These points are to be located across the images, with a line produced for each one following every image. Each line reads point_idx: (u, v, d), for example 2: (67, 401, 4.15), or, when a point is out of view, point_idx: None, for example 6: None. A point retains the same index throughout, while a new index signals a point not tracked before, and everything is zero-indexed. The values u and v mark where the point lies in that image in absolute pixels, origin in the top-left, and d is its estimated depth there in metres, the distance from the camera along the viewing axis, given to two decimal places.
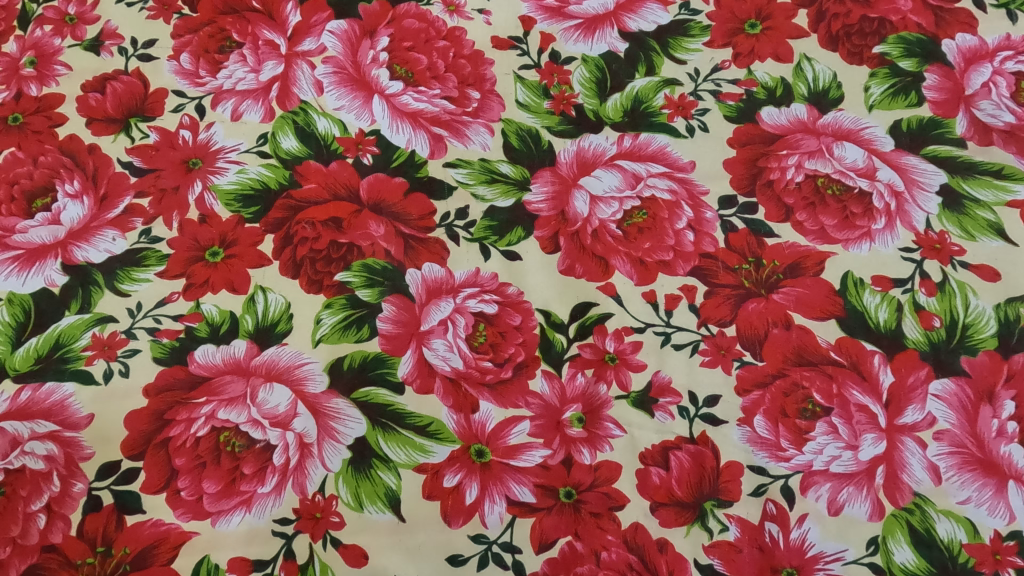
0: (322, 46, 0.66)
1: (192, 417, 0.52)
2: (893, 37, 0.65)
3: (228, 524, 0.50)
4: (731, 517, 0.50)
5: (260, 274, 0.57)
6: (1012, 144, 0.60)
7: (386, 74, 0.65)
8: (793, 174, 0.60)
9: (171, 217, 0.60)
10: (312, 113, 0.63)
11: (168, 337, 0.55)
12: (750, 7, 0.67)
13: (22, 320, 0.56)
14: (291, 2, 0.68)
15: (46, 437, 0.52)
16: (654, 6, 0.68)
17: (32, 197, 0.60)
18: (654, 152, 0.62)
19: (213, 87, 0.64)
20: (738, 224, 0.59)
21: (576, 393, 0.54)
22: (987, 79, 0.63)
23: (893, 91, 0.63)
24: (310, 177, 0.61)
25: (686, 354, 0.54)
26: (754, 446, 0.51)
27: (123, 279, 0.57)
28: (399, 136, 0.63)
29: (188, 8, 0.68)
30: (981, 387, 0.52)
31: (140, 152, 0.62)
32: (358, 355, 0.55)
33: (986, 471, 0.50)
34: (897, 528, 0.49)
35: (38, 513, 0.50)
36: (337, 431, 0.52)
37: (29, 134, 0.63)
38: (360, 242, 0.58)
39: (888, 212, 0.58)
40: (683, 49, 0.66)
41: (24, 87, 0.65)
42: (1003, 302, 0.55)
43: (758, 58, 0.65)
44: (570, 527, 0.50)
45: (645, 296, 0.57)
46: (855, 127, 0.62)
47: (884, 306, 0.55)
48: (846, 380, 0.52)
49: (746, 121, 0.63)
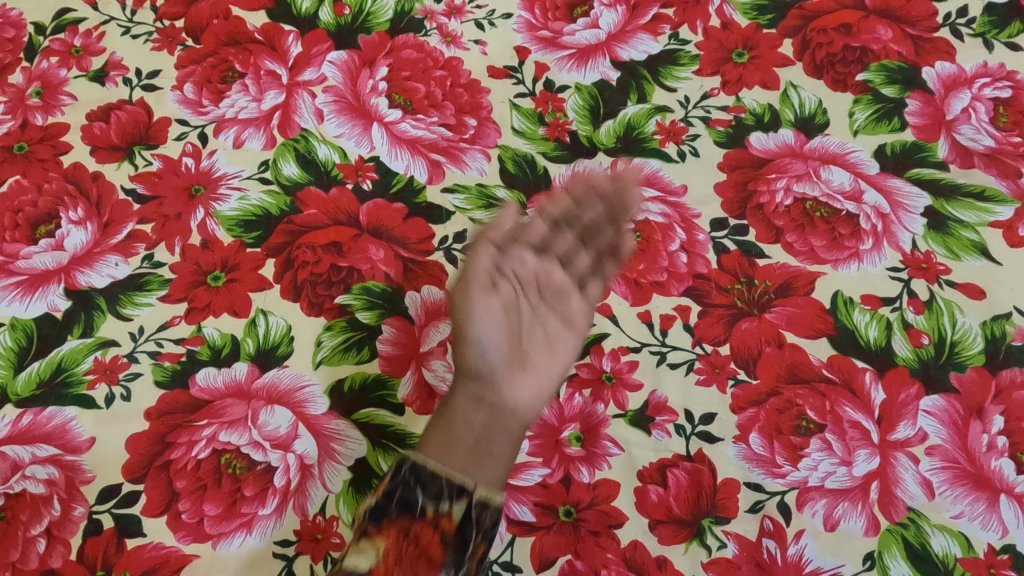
0: (322, 76, 0.68)
1: (193, 439, 0.52)
2: (875, 66, 0.67)
3: (229, 546, 0.50)
4: (729, 534, 0.50)
5: (261, 297, 0.58)
6: (993, 166, 0.62)
7: (385, 103, 0.67)
8: (782, 197, 0.61)
9: (173, 242, 0.61)
10: (312, 140, 0.65)
11: (170, 361, 0.56)
12: (737, 36, 0.70)
13: (25, 345, 0.56)
14: (293, 34, 0.70)
15: (47, 460, 0.52)
16: (644, 36, 0.70)
17: (36, 223, 0.61)
18: (647, 176, 0.64)
19: (216, 116, 0.66)
20: (729, 245, 0.60)
21: (574, 412, 0.54)
22: (967, 104, 0.65)
23: (876, 117, 0.65)
24: (311, 203, 0.62)
25: (682, 372, 0.55)
26: (751, 463, 0.52)
27: (125, 303, 0.58)
28: (398, 162, 0.64)
29: (191, 40, 0.70)
30: (970, 403, 0.53)
31: (144, 179, 0.63)
32: (358, 376, 0.56)
33: (978, 486, 0.50)
34: (892, 543, 0.49)
35: (39, 537, 0.50)
36: (337, 453, 0.53)
37: (34, 162, 0.64)
38: (360, 265, 0.59)
39: (875, 233, 0.60)
40: (673, 78, 0.68)
41: (30, 117, 0.66)
42: (988, 319, 0.56)
43: (745, 86, 0.67)
44: (570, 545, 0.50)
45: (640, 316, 0.58)
46: (841, 151, 0.64)
47: (874, 324, 0.56)
48: (839, 397, 0.53)
49: (735, 146, 0.65)
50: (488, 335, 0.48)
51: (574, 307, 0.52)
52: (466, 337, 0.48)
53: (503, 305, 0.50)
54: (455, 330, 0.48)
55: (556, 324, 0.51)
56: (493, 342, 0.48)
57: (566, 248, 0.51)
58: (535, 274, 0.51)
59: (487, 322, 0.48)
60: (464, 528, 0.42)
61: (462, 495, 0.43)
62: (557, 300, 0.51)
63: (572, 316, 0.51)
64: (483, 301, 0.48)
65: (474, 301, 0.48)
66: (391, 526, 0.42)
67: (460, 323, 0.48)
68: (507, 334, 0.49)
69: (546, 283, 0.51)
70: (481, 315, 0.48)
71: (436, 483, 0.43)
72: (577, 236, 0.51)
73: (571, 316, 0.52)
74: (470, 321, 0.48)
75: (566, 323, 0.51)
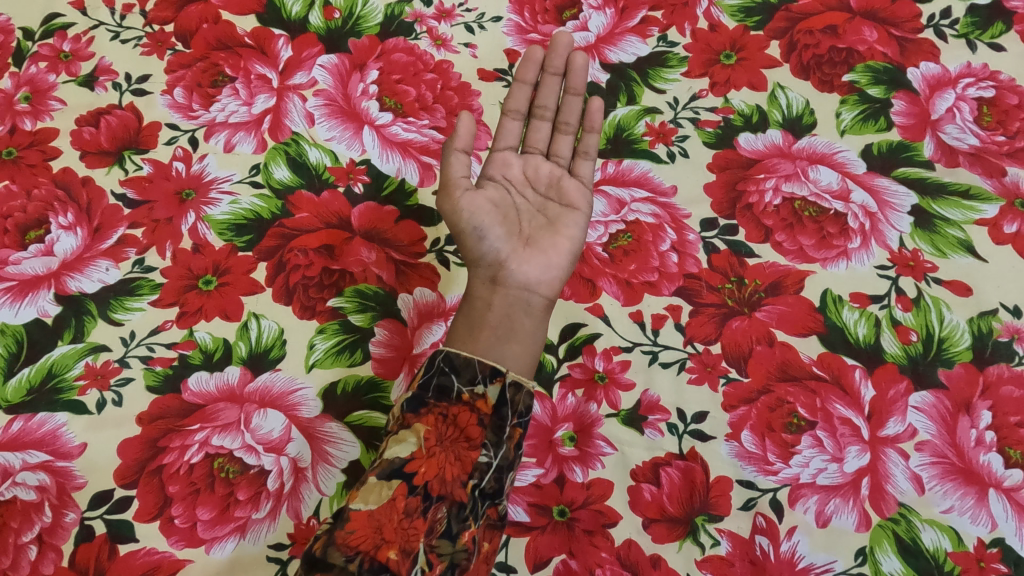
0: (313, 79, 0.68)
1: (186, 443, 0.52)
2: (861, 66, 0.68)
3: (223, 551, 0.50)
4: (722, 532, 0.50)
5: (254, 301, 0.58)
6: (978, 165, 0.63)
7: (376, 106, 0.67)
8: (771, 197, 0.62)
9: (164, 246, 0.60)
10: (303, 144, 0.65)
11: (162, 365, 0.55)
12: (725, 38, 0.70)
13: (15, 350, 0.56)
14: (283, 38, 0.70)
15: (38, 467, 0.52)
16: (633, 38, 0.71)
17: (26, 229, 0.61)
18: (637, 177, 0.64)
19: (207, 120, 0.66)
20: (720, 245, 0.61)
21: (567, 412, 0.55)
22: (951, 104, 0.66)
23: (863, 117, 0.66)
24: (302, 206, 0.62)
25: (674, 371, 0.56)
26: (743, 461, 0.52)
27: (116, 308, 0.58)
28: (390, 164, 0.64)
29: (181, 44, 0.70)
30: (958, 398, 0.53)
31: (134, 183, 0.63)
32: (351, 379, 0.56)
33: (967, 480, 0.51)
34: (884, 539, 0.50)
35: (30, 544, 0.50)
36: (330, 455, 0.53)
37: (23, 168, 0.64)
38: (353, 268, 0.59)
39: (863, 232, 0.60)
40: (662, 80, 0.69)
41: (19, 122, 0.66)
42: (975, 316, 0.57)
43: (733, 87, 0.68)
44: (564, 545, 0.50)
45: (632, 316, 0.58)
46: (828, 151, 0.64)
47: (863, 321, 0.57)
48: (829, 395, 0.54)
49: (724, 146, 0.65)
50: (484, 223, 0.53)
51: (569, 190, 0.58)
52: (464, 229, 0.53)
53: (494, 200, 0.55)
54: (455, 228, 0.54)
55: (559, 216, 0.57)
56: (492, 227, 0.53)
57: (542, 141, 0.60)
58: (523, 172, 0.59)
59: (483, 214, 0.54)
60: (500, 408, 0.43)
61: (496, 377, 0.44)
62: (550, 193, 0.58)
63: (569, 199, 0.57)
64: (468, 197, 0.54)
65: (460, 200, 0.53)
66: (429, 413, 0.42)
67: (456, 220, 0.53)
68: (506, 223, 0.55)
69: (535, 176, 0.58)
70: (472, 207, 0.53)
71: (470, 369, 0.44)
72: (549, 125, 0.61)
73: (568, 198, 0.57)
74: (464, 213, 0.53)
75: (569, 224, 0.56)
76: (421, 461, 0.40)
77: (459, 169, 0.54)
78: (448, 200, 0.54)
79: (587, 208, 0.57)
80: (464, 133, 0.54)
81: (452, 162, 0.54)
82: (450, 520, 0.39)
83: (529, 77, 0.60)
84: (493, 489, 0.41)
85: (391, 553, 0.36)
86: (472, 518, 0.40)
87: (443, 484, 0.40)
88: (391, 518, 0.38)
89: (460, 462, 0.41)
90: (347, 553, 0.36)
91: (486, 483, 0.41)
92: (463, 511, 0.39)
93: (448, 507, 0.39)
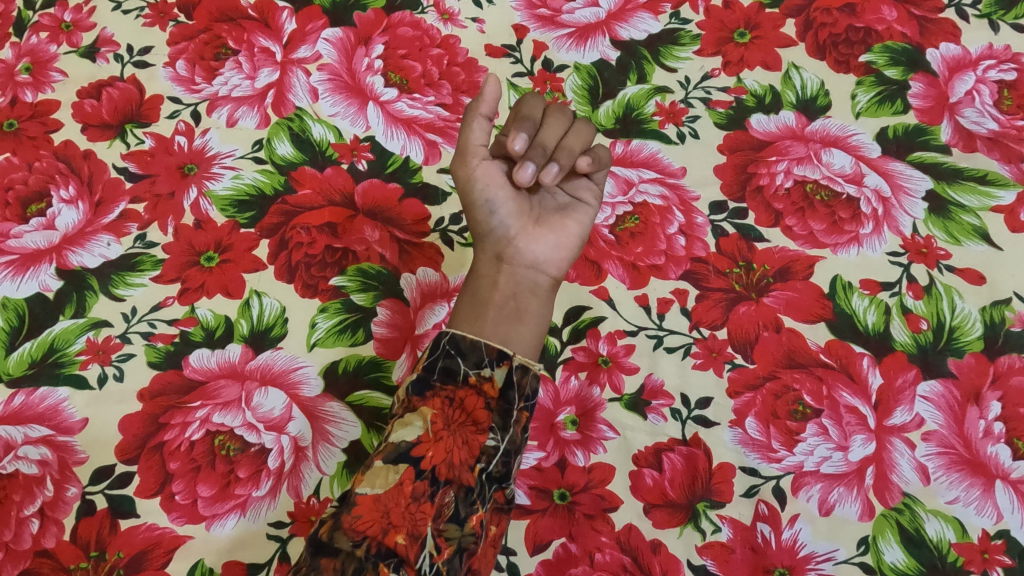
0: (317, 53, 0.67)
1: (187, 420, 0.52)
2: (879, 46, 0.66)
3: (222, 528, 0.50)
4: (724, 518, 0.50)
5: (256, 279, 0.58)
6: (996, 150, 0.61)
7: (381, 81, 0.66)
8: (782, 180, 0.61)
9: (166, 222, 0.60)
10: (307, 119, 0.64)
11: (163, 341, 0.55)
12: (739, 16, 0.68)
13: (17, 324, 0.56)
14: (287, 10, 0.69)
15: (40, 441, 0.52)
16: (645, 15, 0.69)
17: (27, 202, 0.60)
18: (646, 158, 0.63)
19: (209, 94, 0.65)
20: (728, 228, 0.60)
21: (569, 396, 0.54)
22: (971, 87, 0.64)
23: (879, 99, 0.64)
24: (305, 183, 0.61)
25: (678, 356, 0.55)
26: (746, 447, 0.52)
27: (118, 284, 0.57)
28: (394, 142, 0.63)
29: (184, 15, 0.68)
30: (967, 388, 0.53)
31: (136, 158, 0.62)
32: (352, 359, 0.55)
33: (974, 471, 0.50)
34: (887, 529, 0.49)
35: (32, 518, 0.50)
36: (331, 434, 0.53)
37: (24, 140, 0.63)
38: (355, 246, 0.59)
39: (875, 218, 0.59)
40: (673, 58, 0.67)
41: (20, 93, 0.65)
42: (988, 305, 0.55)
43: (747, 66, 0.66)
44: (564, 528, 0.50)
45: (638, 300, 0.57)
46: (842, 133, 0.63)
47: (872, 309, 0.56)
48: (836, 382, 0.53)
49: (735, 128, 0.64)
50: (497, 197, 0.51)
51: (579, 182, 0.55)
52: (475, 201, 0.51)
53: (509, 172, 0.52)
54: (465, 198, 0.52)
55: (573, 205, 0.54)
56: (504, 202, 0.51)
57: None
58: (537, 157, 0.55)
59: (497, 186, 0.51)
60: (507, 393, 0.43)
61: (503, 361, 0.43)
62: (564, 178, 0.55)
63: (579, 190, 0.55)
64: (484, 167, 0.51)
65: (475, 169, 0.51)
66: (434, 396, 0.42)
67: (469, 190, 0.51)
68: (518, 197, 0.52)
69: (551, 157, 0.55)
70: (486, 178, 0.51)
71: (476, 352, 0.43)
72: None
73: (582, 186, 0.55)
74: (477, 183, 0.51)
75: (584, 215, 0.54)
76: (427, 446, 0.40)
77: (479, 136, 0.50)
78: (462, 167, 0.51)
79: (596, 203, 0.55)
80: (488, 98, 0.49)
81: (474, 127, 0.50)
82: (458, 505, 0.39)
83: (533, 113, 0.51)
84: (500, 473, 0.41)
85: (399, 538, 0.36)
86: (480, 502, 0.39)
87: (451, 468, 0.39)
88: (398, 503, 0.38)
89: (468, 447, 0.41)
90: (354, 538, 0.36)
91: (494, 468, 0.41)
92: (471, 495, 0.39)
93: (455, 492, 0.39)
